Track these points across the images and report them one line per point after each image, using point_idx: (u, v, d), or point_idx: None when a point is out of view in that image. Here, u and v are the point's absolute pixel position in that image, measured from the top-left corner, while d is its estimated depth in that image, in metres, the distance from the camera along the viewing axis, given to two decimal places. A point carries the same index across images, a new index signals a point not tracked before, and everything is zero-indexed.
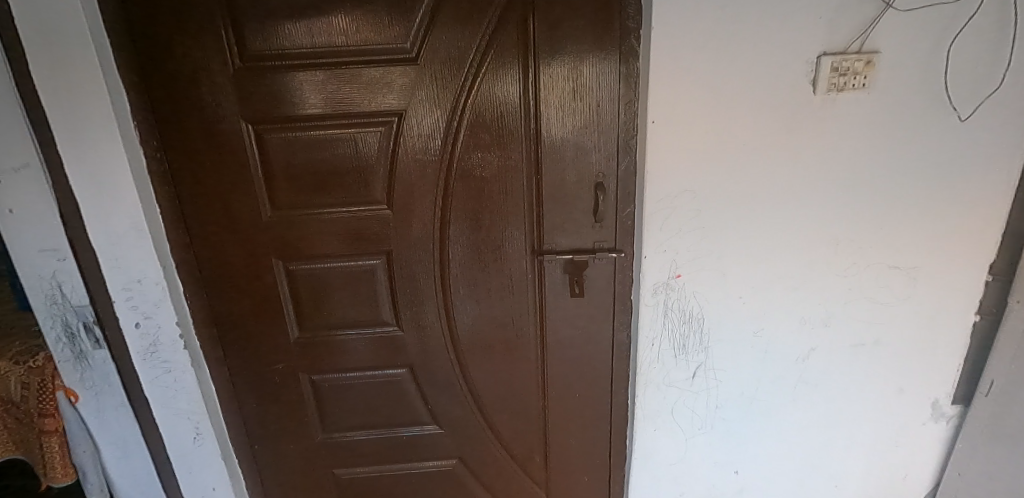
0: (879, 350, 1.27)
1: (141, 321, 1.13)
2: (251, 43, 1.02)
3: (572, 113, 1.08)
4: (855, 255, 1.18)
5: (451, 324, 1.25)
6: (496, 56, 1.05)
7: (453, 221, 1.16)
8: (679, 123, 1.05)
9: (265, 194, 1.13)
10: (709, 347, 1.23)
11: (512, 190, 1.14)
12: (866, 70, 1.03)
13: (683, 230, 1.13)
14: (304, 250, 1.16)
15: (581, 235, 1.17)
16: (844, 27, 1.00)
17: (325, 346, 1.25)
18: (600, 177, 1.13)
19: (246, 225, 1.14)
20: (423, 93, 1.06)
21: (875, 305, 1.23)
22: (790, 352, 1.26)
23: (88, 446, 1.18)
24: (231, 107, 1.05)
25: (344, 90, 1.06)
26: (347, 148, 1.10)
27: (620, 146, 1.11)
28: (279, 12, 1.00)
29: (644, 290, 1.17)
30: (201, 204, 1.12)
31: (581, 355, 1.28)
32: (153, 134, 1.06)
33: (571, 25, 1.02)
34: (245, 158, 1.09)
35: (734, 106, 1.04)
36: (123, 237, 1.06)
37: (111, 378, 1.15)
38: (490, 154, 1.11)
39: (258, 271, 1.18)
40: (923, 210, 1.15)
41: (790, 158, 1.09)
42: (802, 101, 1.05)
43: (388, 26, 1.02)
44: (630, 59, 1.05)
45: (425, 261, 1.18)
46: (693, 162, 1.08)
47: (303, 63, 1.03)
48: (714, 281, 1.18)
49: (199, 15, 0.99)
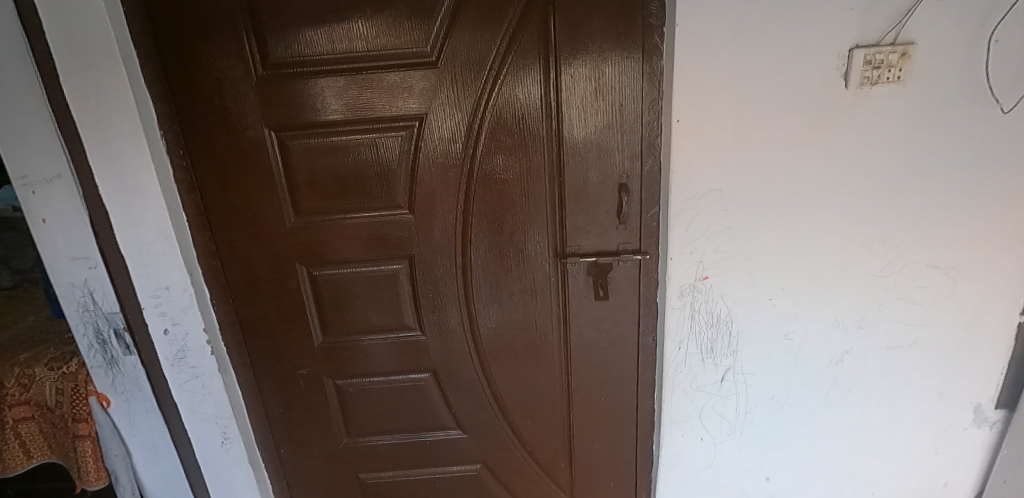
0: (917, 352, 1.23)
1: (169, 327, 1.14)
2: (274, 50, 1.02)
3: (594, 113, 1.07)
4: (891, 253, 1.14)
5: (474, 329, 1.24)
6: (516, 57, 1.03)
7: (475, 224, 1.15)
8: (705, 120, 1.02)
9: (289, 200, 1.13)
10: (738, 350, 1.20)
11: (534, 193, 1.13)
12: (901, 62, 0.99)
13: (709, 230, 1.10)
14: (327, 255, 1.17)
15: (604, 236, 1.15)
16: (877, 19, 0.97)
17: (349, 351, 1.26)
18: (624, 177, 1.11)
19: (270, 231, 1.15)
20: (443, 96, 1.06)
21: (912, 306, 1.18)
22: (823, 355, 1.22)
23: (119, 449, 1.21)
24: (254, 114, 1.06)
25: (365, 94, 1.06)
26: (368, 153, 1.10)
27: (645, 146, 1.09)
28: (300, 19, 1.00)
29: (670, 292, 1.14)
30: (226, 211, 1.13)
31: (606, 359, 1.26)
32: (179, 143, 1.08)
33: (592, 24, 1.01)
34: (268, 165, 1.10)
35: (762, 103, 1.02)
36: (152, 244, 1.07)
37: (140, 384, 1.18)
38: (511, 157, 1.10)
39: (282, 276, 1.18)
40: (963, 206, 1.11)
41: (821, 155, 1.06)
42: (833, 96, 1.02)
43: (408, 29, 1.02)
44: (653, 57, 1.03)
45: (448, 265, 1.18)
46: (720, 161, 1.05)
47: (324, 69, 1.04)
48: (743, 283, 1.14)
49: (223, 23, 1.00)
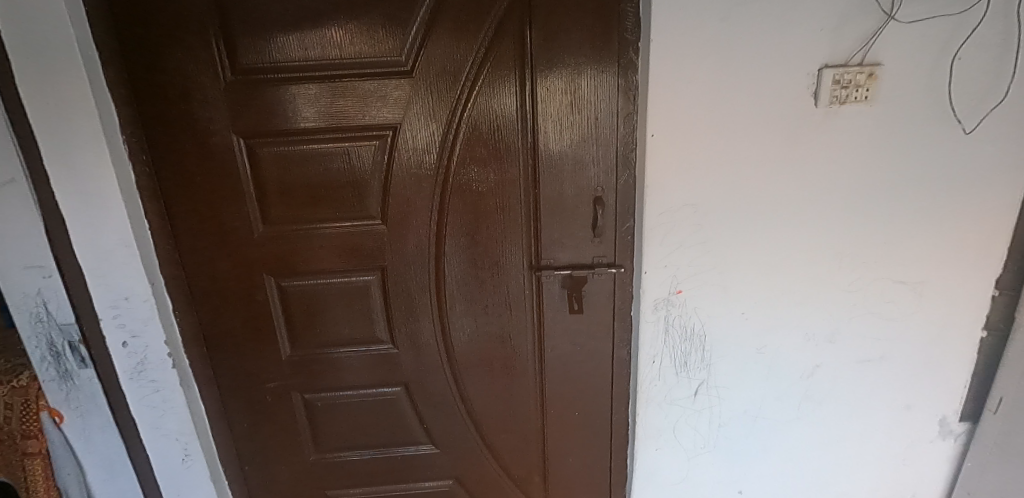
0: (885, 366, 1.25)
1: (129, 339, 1.10)
2: (244, 56, 1.00)
3: (570, 126, 1.06)
4: (860, 269, 1.16)
5: (448, 341, 1.22)
6: (492, 68, 1.03)
7: (450, 236, 1.13)
8: (680, 135, 1.03)
9: (258, 210, 1.10)
10: (711, 364, 1.21)
11: (510, 204, 1.12)
12: (868, 83, 1.01)
13: (684, 245, 1.10)
14: (297, 266, 1.14)
15: (580, 250, 1.15)
16: (846, 40, 0.99)
17: (319, 364, 1.22)
18: (599, 190, 1.11)
19: (237, 240, 1.11)
20: (418, 106, 1.05)
21: (880, 321, 1.21)
22: (795, 369, 1.23)
23: (73, 467, 1.15)
24: (222, 120, 1.03)
25: (338, 102, 1.04)
26: (341, 162, 1.07)
27: (620, 160, 1.09)
28: (272, 24, 0.98)
29: (645, 306, 1.14)
30: (191, 219, 1.09)
31: (580, 373, 1.25)
32: (142, 148, 1.04)
33: (568, 37, 1.01)
34: (236, 173, 1.07)
35: (735, 119, 1.03)
36: (112, 253, 1.03)
37: (97, 398, 1.11)
38: (486, 168, 1.09)
39: (249, 287, 1.15)
40: (928, 224, 1.13)
41: (792, 171, 1.07)
42: (804, 114, 1.04)
43: (383, 38, 1.00)
44: (629, 71, 1.03)
45: (421, 277, 1.16)
46: (694, 176, 1.06)
47: (296, 76, 1.02)
48: (716, 297, 1.15)
49: (191, 27, 0.97)
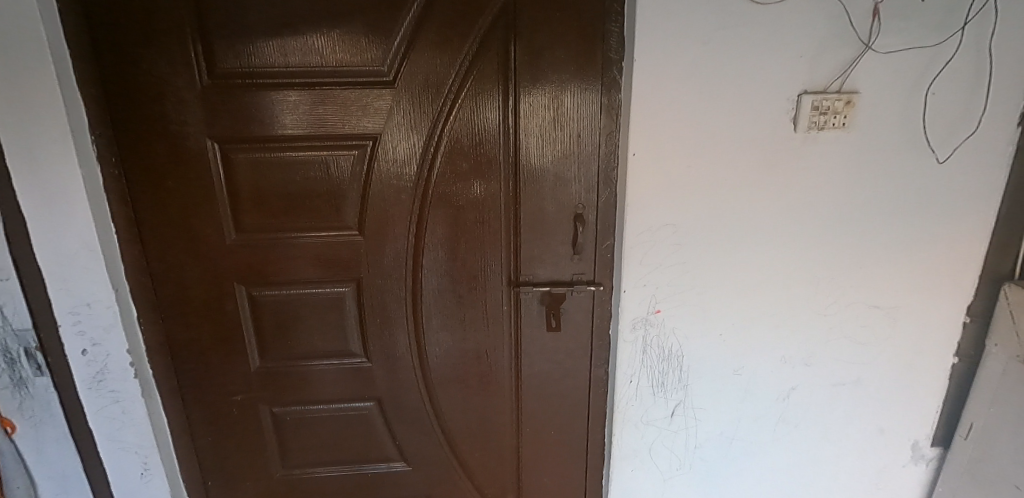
0: (859, 390, 1.25)
1: (89, 347, 1.06)
2: (221, 59, 0.98)
3: (553, 142, 1.06)
4: (836, 293, 1.17)
5: (423, 356, 1.20)
6: (475, 81, 1.02)
7: (428, 249, 1.12)
8: (661, 155, 1.03)
9: (230, 217, 1.07)
10: (688, 385, 1.20)
11: (490, 219, 1.10)
12: (846, 110, 1.03)
13: (663, 264, 1.10)
14: (270, 275, 1.11)
15: (559, 266, 1.14)
16: (824, 67, 1.01)
17: (289, 377, 1.19)
18: (580, 207, 1.10)
19: (208, 248, 1.08)
20: (399, 117, 1.03)
21: (855, 345, 1.21)
22: (771, 391, 1.23)
23: (23, 481, 1.10)
24: (196, 124, 1.00)
25: (317, 110, 1.02)
26: (319, 171, 1.05)
27: (601, 178, 1.09)
28: (251, 28, 0.96)
29: (623, 325, 1.13)
30: (160, 224, 1.06)
31: (557, 391, 1.24)
32: (111, 150, 1.01)
33: (552, 54, 1.01)
34: (209, 178, 1.04)
35: (715, 141, 1.04)
36: (74, 257, 0.99)
37: (52, 408, 1.07)
38: (467, 182, 1.08)
39: (219, 296, 1.11)
40: (902, 250, 1.15)
41: (771, 194, 1.08)
42: (783, 138, 1.05)
43: (365, 47, 0.99)
44: (612, 90, 1.04)
45: (398, 289, 1.14)
46: (674, 196, 1.06)
47: (275, 82, 1.00)
48: (695, 317, 1.15)
49: (167, 28, 0.95)
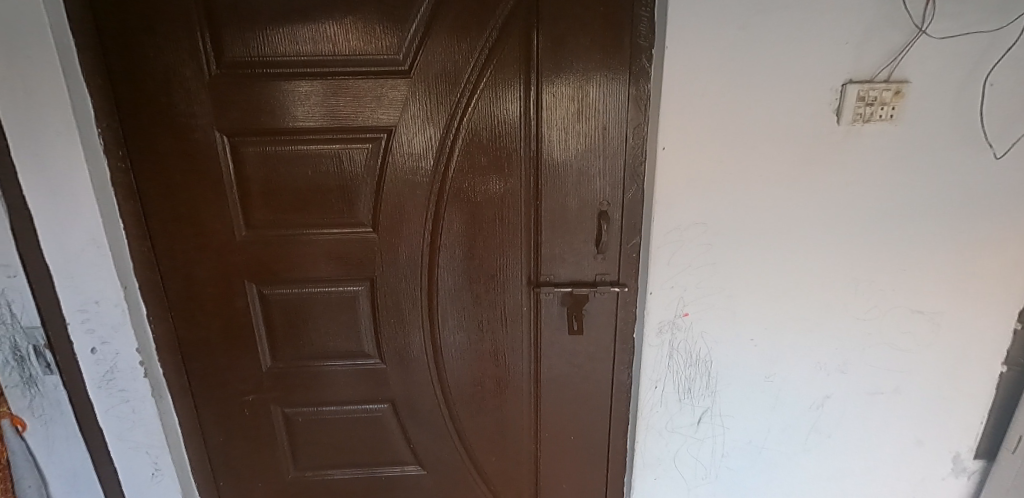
0: (898, 399, 1.18)
1: (98, 345, 1.03)
2: (230, 48, 0.93)
3: (576, 136, 1.00)
4: (876, 296, 1.10)
5: (438, 358, 1.15)
6: (495, 71, 0.96)
7: (444, 247, 1.07)
8: (692, 149, 0.97)
9: (240, 213, 1.03)
10: (716, 391, 1.14)
11: (509, 216, 1.05)
12: (894, 100, 0.95)
13: (692, 265, 1.04)
14: (281, 273, 1.07)
15: (581, 266, 1.09)
16: (871, 54, 0.93)
17: (302, 377, 1.15)
18: (604, 205, 1.04)
19: (218, 244, 1.04)
20: (415, 109, 0.98)
21: (895, 352, 1.14)
22: (804, 399, 1.16)
23: (33, 479, 1.07)
24: (205, 116, 0.96)
25: (330, 101, 0.97)
26: (331, 165, 1.01)
27: (628, 173, 1.03)
28: (261, 15, 0.92)
29: (648, 328, 1.08)
30: (169, 219, 1.02)
31: (577, 395, 1.19)
32: (118, 143, 0.97)
33: (578, 41, 0.95)
34: (218, 172, 1.00)
35: (751, 135, 0.97)
36: (81, 254, 0.96)
37: (62, 407, 1.05)
38: (486, 178, 1.03)
39: (229, 294, 1.08)
40: (951, 251, 1.07)
41: (810, 190, 1.01)
42: (824, 131, 0.98)
43: (380, 34, 0.94)
44: (641, 80, 0.97)
45: (413, 289, 1.09)
46: (705, 192, 0.99)
47: (286, 72, 0.95)
48: (725, 321, 1.08)
49: (174, 15, 0.91)
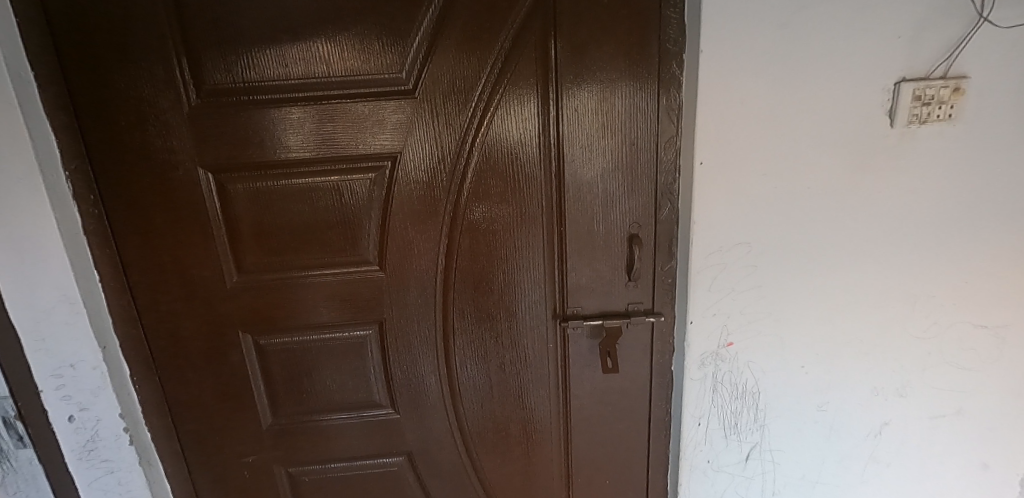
0: (960, 423, 1.08)
1: (76, 413, 0.92)
2: (210, 75, 0.83)
3: (601, 152, 0.90)
4: (936, 312, 1.00)
5: (457, 403, 1.04)
6: (509, 85, 0.87)
7: (458, 283, 0.96)
8: (734, 163, 0.87)
9: (231, 257, 0.92)
10: (765, 425, 1.03)
11: (530, 245, 0.95)
12: (953, 98, 0.86)
13: (736, 289, 0.94)
14: (279, 321, 0.96)
15: (612, 295, 0.98)
16: (927, 48, 0.84)
17: (307, 434, 1.04)
18: (635, 227, 0.94)
19: (206, 293, 0.93)
20: (422, 132, 0.88)
21: (957, 371, 1.04)
22: (860, 428, 1.06)
23: None
24: (186, 152, 0.86)
25: (325, 129, 0.87)
26: (330, 199, 0.90)
27: (660, 192, 0.92)
28: (245, 36, 0.82)
29: (689, 361, 0.98)
30: (149, 268, 0.91)
31: (611, 435, 1.08)
32: (89, 186, 0.86)
33: (600, 48, 0.85)
34: (203, 214, 0.89)
35: (797, 144, 0.87)
36: (52, 313, 0.85)
37: (38, 482, 0.93)
38: (503, 203, 0.92)
39: (221, 347, 0.96)
40: (1016, 259, 0.97)
41: (862, 202, 0.91)
42: (876, 136, 0.88)
43: (379, 51, 0.84)
44: (671, 88, 0.87)
45: (426, 331, 0.99)
46: (747, 210, 0.90)
47: (275, 98, 0.85)
48: (773, 349, 0.98)
49: (146, 41, 0.81)
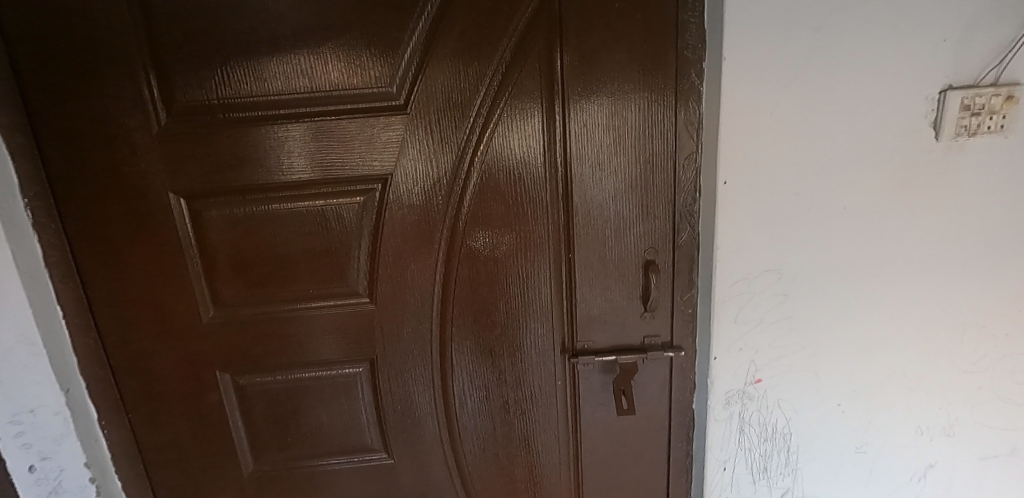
0: (1016, 464, 0.96)
1: (37, 463, 0.82)
2: (182, 91, 0.75)
3: (613, 172, 0.81)
4: (987, 343, 0.90)
5: (456, 447, 0.95)
6: (511, 99, 0.78)
7: (456, 316, 0.88)
8: (761, 182, 0.78)
9: (207, 290, 0.84)
10: (798, 469, 0.93)
11: (535, 273, 0.86)
12: (1005, 107, 0.77)
13: (764, 321, 0.84)
14: (260, 360, 0.87)
15: (626, 328, 0.89)
16: (975, 52, 0.75)
17: (294, 481, 0.95)
18: (651, 252, 0.85)
19: (180, 330, 0.84)
20: (415, 151, 0.80)
21: (1012, 408, 0.93)
22: (902, 472, 0.96)
23: None
24: (156, 177, 0.78)
25: (310, 149, 0.79)
26: (315, 225, 0.82)
27: (678, 214, 0.83)
28: (218, 48, 0.74)
29: (713, 400, 0.88)
30: (119, 302, 0.83)
31: (626, 480, 0.98)
32: (50, 214, 0.78)
33: (612, 56, 0.77)
34: (176, 243, 0.81)
35: (831, 162, 0.78)
36: (8, 354, 0.76)
37: None
38: (506, 229, 0.84)
39: (197, 388, 0.87)
40: None
41: (903, 223, 0.82)
42: (920, 150, 0.79)
43: (367, 64, 0.76)
44: (691, 99, 0.79)
45: (421, 368, 0.90)
46: (776, 233, 0.81)
47: (254, 116, 0.77)
48: (806, 385, 0.89)
49: (111, 54, 0.73)
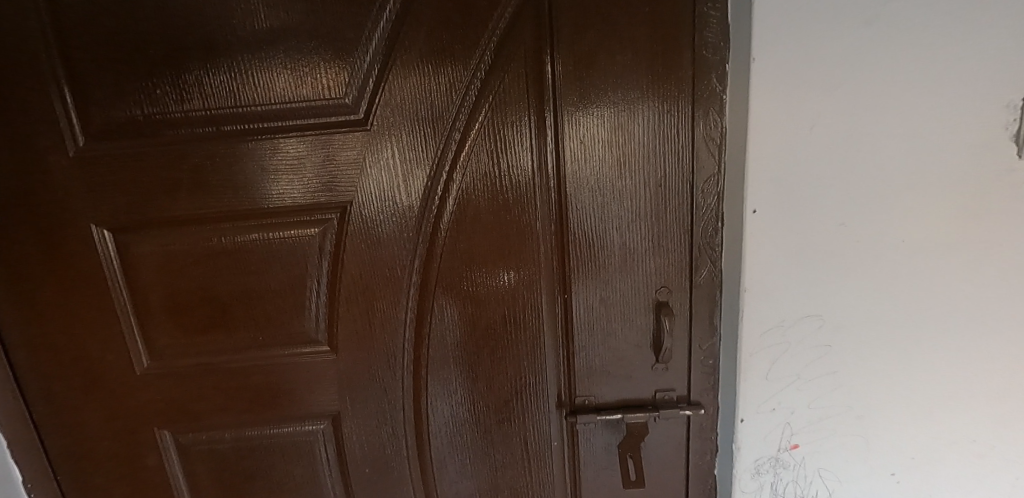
0: None
1: None
2: (101, 107, 0.64)
3: (618, 198, 0.68)
4: None
5: None
6: (492, 111, 0.65)
7: (433, 367, 0.74)
8: (799, 211, 0.64)
9: (143, 337, 0.72)
10: None
11: (525, 317, 0.73)
12: None
13: (802, 377, 0.70)
14: (206, 416, 0.75)
15: (634, 380, 0.75)
16: None
17: None
18: (664, 292, 0.71)
19: (113, 383, 0.73)
20: (379, 174, 0.67)
21: None
22: None
23: None
24: (76, 207, 0.66)
25: (254, 173, 0.67)
26: (265, 262, 0.70)
27: (696, 248, 0.69)
28: (142, 56, 0.62)
29: (739, 470, 0.74)
30: (41, 352, 0.71)
31: None
32: None
33: (613, 58, 0.63)
34: (103, 283, 0.69)
35: (886, 187, 0.64)
36: None
37: None
38: (489, 265, 0.71)
39: (136, 448, 0.76)
40: None
41: (977, 260, 0.67)
42: (999, 171, 0.63)
43: (320, 72, 0.64)
44: (711, 110, 0.64)
45: (393, 426, 0.77)
46: (817, 272, 0.66)
47: (187, 135, 0.65)
48: (853, 452, 0.73)
49: (16, 66, 0.62)
